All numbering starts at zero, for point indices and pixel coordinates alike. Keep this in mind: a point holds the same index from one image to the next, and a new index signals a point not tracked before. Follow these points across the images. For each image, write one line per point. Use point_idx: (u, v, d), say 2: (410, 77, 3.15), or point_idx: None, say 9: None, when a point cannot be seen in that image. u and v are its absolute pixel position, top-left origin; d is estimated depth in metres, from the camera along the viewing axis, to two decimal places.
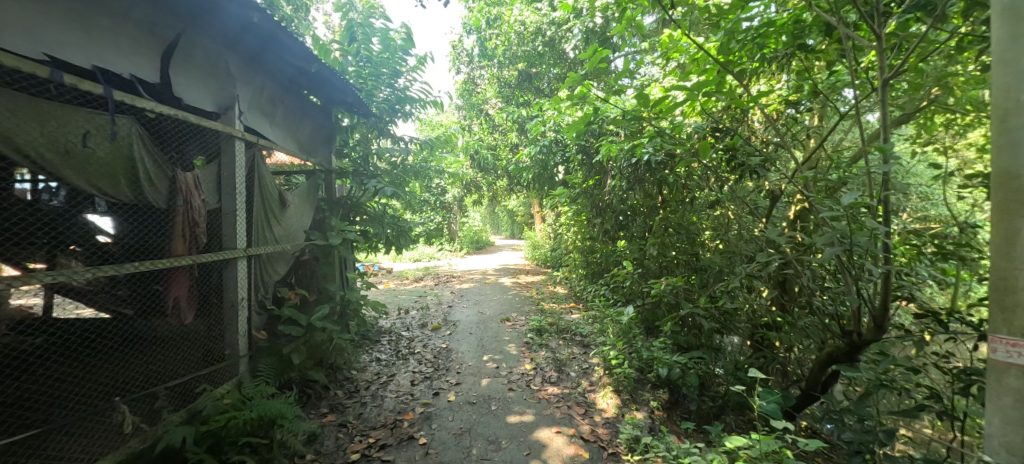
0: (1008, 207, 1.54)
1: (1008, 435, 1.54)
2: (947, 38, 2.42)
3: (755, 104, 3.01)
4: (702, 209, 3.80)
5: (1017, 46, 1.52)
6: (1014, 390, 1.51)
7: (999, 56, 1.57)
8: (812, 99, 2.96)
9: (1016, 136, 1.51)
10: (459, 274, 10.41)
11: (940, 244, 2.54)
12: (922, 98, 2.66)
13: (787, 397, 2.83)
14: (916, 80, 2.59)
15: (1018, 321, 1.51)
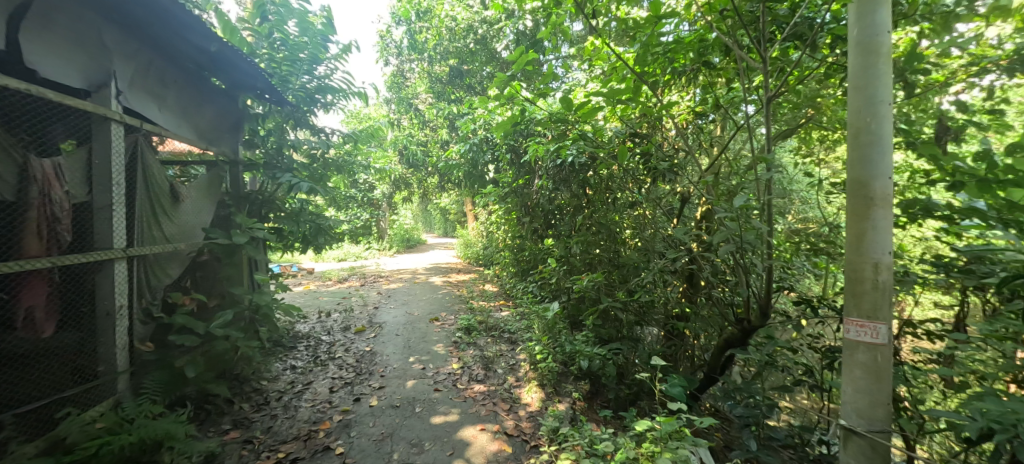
0: (858, 211, 1.80)
1: (858, 402, 1.82)
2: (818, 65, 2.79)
3: (667, 112, 3.24)
4: (624, 209, 3.86)
5: (867, 75, 1.80)
6: (863, 364, 1.79)
7: (855, 83, 1.84)
8: (715, 111, 3.25)
9: (866, 151, 1.78)
10: (386, 273, 10.03)
11: (814, 242, 2.91)
12: (802, 115, 3.04)
13: (691, 381, 3.08)
14: (797, 99, 2.95)
15: (865, 304, 1.79)
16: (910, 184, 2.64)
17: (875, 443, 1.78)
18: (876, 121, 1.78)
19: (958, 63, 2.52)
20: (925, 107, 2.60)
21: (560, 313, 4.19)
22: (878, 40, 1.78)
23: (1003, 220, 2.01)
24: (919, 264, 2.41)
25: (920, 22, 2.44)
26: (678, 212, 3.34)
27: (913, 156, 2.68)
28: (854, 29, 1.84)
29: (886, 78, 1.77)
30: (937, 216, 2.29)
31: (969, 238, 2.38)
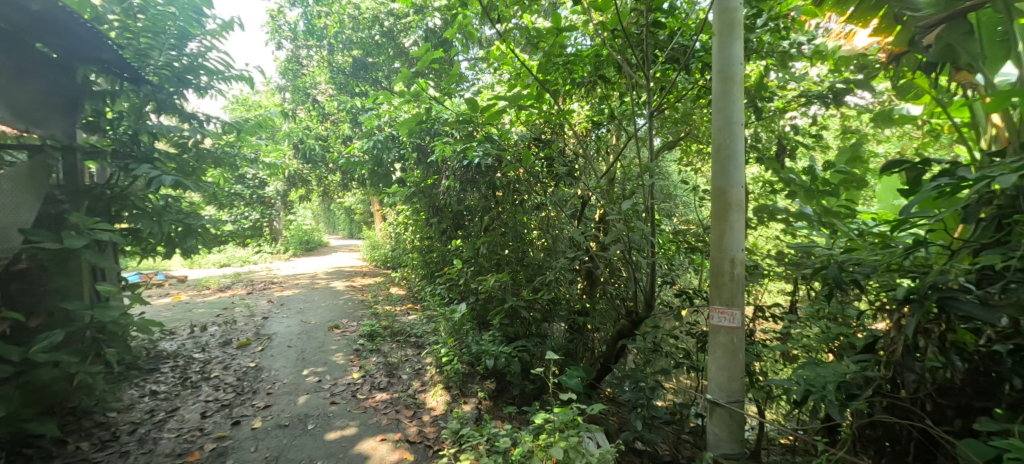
0: (719, 214, 2.07)
1: (720, 378, 2.09)
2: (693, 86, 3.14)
3: (567, 119, 3.41)
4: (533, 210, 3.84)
5: (725, 99, 2.08)
6: (723, 345, 2.06)
7: (717, 104, 2.11)
8: (610, 122, 3.49)
9: (725, 163, 2.06)
10: (279, 279, 9.14)
11: (691, 241, 3.27)
12: (681, 128, 3.40)
13: (588, 371, 3.26)
14: (677, 114, 3.29)
15: (725, 293, 2.06)
16: (763, 192, 3.09)
17: (733, 412, 2.06)
18: (732, 139, 2.06)
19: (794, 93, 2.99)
20: (772, 127, 3.05)
21: (468, 313, 4.12)
22: (733, 70, 2.06)
23: (821, 222, 2.40)
24: (767, 260, 2.83)
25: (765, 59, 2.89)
26: (579, 214, 3.51)
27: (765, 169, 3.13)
28: (717, 58, 2.11)
29: (739, 103, 2.07)
30: (779, 220, 2.71)
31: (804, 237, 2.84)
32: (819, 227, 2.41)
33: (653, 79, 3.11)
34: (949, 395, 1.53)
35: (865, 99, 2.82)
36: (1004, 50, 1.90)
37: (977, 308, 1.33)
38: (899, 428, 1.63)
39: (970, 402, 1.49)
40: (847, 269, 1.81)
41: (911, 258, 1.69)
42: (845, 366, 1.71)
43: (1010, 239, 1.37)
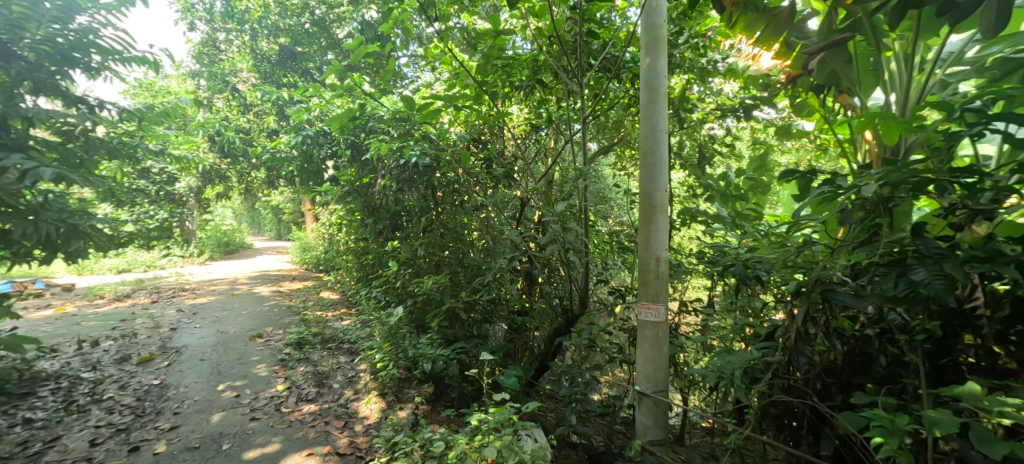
0: (646, 216, 2.22)
1: (646, 370, 2.24)
2: (624, 94, 3.31)
3: (505, 120, 3.45)
4: (473, 211, 3.84)
5: (651, 108, 2.24)
6: (650, 339, 2.21)
7: (644, 113, 2.26)
8: (548, 125, 3.59)
9: (652, 169, 2.21)
10: (194, 286, 8.38)
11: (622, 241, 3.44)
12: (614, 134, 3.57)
13: (526, 369, 3.32)
14: (611, 120, 3.46)
15: (651, 290, 2.21)
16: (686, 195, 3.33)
17: (659, 401, 2.22)
18: (657, 146, 2.22)
19: (712, 106, 3.27)
20: (693, 136, 3.29)
21: (406, 316, 4.02)
22: (658, 82, 2.23)
23: (735, 223, 2.64)
24: (688, 258, 3.05)
25: (686, 73, 3.12)
26: (519, 215, 3.55)
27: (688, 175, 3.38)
28: (644, 70, 2.27)
29: (663, 112, 2.23)
30: (700, 221, 2.93)
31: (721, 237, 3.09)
32: (731, 229, 2.65)
33: (586, 87, 3.26)
34: (834, 374, 1.74)
35: (773, 113, 3.20)
36: (874, 78, 2.23)
37: (850, 297, 1.51)
38: (794, 406, 1.83)
39: (851, 379, 1.70)
40: (749, 266, 2.01)
41: (804, 255, 1.92)
42: (751, 353, 1.89)
43: (877, 239, 1.59)
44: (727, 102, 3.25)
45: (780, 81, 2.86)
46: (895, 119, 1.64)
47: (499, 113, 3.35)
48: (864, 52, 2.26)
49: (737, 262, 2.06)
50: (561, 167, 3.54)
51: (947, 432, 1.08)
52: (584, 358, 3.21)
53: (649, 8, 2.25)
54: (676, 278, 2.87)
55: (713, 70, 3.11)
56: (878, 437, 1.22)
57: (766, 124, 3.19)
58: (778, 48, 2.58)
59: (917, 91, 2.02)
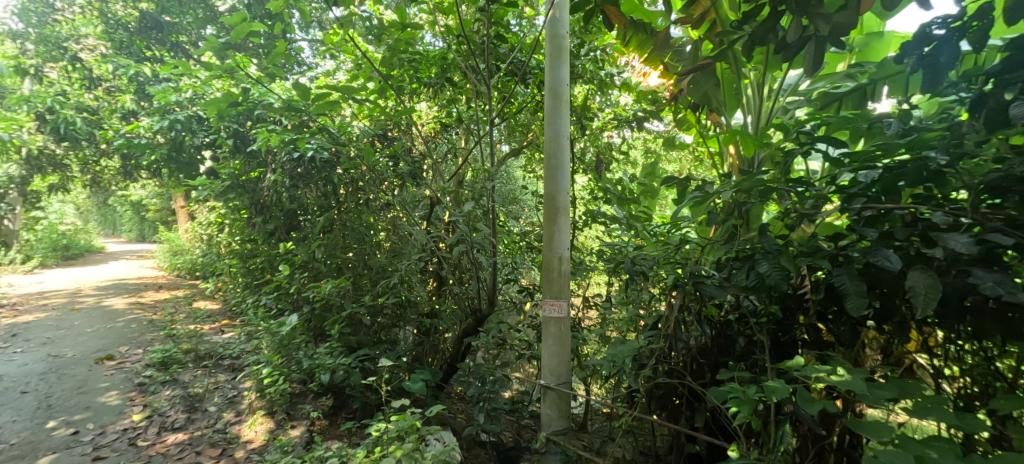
0: (550, 217, 2.35)
1: (551, 364, 2.36)
2: (531, 99, 3.44)
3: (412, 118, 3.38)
4: (381, 210, 3.62)
5: (554, 114, 2.37)
6: (554, 334, 2.34)
7: (548, 119, 2.38)
8: (457, 123, 3.61)
9: (556, 172, 2.33)
10: (20, 300, 6.91)
11: (530, 241, 3.57)
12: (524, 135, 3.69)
13: (433, 373, 3.26)
14: (519, 122, 3.57)
15: (554, 287, 2.33)
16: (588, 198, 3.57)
17: (561, 393, 2.34)
18: (559, 150, 2.35)
19: (610, 116, 3.55)
20: (596, 142, 3.48)
21: (300, 325, 3.64)
22: (561, 89, 2.37)
23: (629, 223, 2.91)
24: (590, 256, 3.27)
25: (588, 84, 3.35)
26: (428, 215, 3.50)
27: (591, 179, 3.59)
28: (548, 77, 2.39)
29: (565, 119, 2.37)
30: (600, 222, 3.17)
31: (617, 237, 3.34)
32: (625, 229, 2.90)
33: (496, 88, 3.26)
34: (705, 355, 1.99)
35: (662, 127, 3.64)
36: (736, 100, 2.61)
37: (714, 288, 1.75)
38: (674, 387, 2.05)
39: (719, 359, 1.96)
40: (637, 263, 2.21)
41: (683, 251, 2.17)
42: (639, 342, 2.08)
43: (737, 237, 1.88)
44: (622, 114, 3.53)
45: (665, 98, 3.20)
46: (750, 135, 1.97)
47: (405, 109, 3.24)
48: (729, 77, 2.64)
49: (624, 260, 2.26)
50: (470, 168, 3.57)
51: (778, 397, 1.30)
52: (496, 357, 3.23)
53: (552, 19, 2.37)
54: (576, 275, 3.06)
55: (610, 82, 3.37)
56: (734, 407, 1.42)
57: (655, 137, 3.55)
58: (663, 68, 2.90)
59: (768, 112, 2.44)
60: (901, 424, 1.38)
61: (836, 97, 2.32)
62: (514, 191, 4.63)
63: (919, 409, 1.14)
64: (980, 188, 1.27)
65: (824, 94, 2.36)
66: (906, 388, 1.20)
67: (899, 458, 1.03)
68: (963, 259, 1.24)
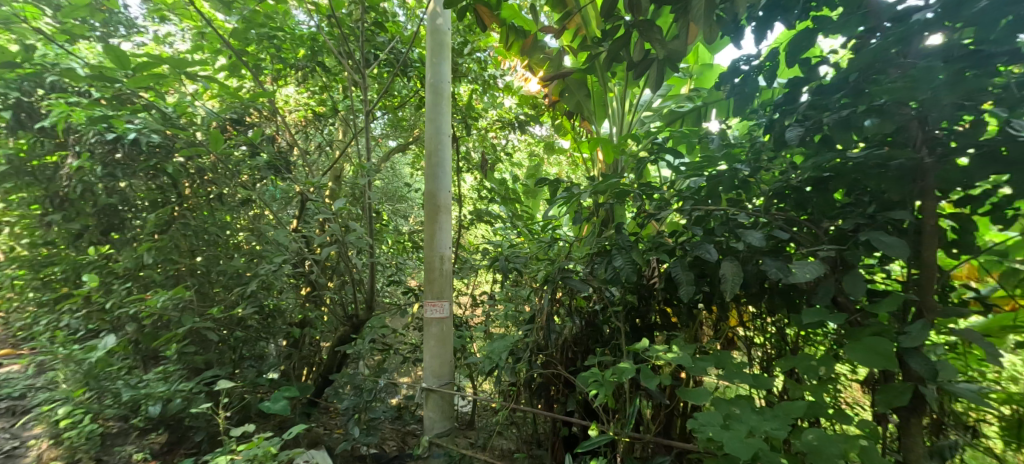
0: (431, 215, 2.34)
1: (433, 366, 2.33)
2: (413, 93, 3.28)
3: (274, 102, 3.00)
4: (240, 206, 2.84)
5: (435, 111, 2.36)
6: (435, 335, 2.32)
7: (429, 115, 2.36)
8: (332, 113, 3.32)
9: (437, 170, 2.32)
10: None
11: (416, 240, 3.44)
12: (410, 128, 3.53)
13: (301, 388, 2.91)
14: (401, 117, 3.47)
15: (436, 287, 2.32)
16: (475, 198, 3.60)
17: (444, 394, 2.32)
18: (440, 149, 2.34)
19: (495, 118, 3.66)
20: (480, 141, 3.50)
21: (119, 349, 2.50)
22: (442, 87, 2.36)
23: (512, 221, 3.06)
24: (475, 254, 3.28)
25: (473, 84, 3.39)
26: (299, 212, 3.11)
27: (477, 178, 3.58)
28: (429, 73, 2.37)
29: (446, 117, 2.37)
30: (486, 220, 3.21)
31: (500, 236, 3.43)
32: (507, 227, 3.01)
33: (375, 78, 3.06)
34: (573, 344, 2.15)
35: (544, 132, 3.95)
36: (603, 110, 2.93)
37: (577, 282, 1.93)
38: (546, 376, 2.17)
39: (592, 346, 2.13)
40: (510, 261, 2.33)
41: (554, 248, 2.32)
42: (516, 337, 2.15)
43: (601, 233, 2.10)
44: (504, 116, 3.65)
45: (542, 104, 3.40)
46: (610, 143, 2.30)
47: (263, 92, 2.75)
48: (598, 90, 2.94)
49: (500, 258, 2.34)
50: (347, 161, 3.30)
51: (625, 378, 1.47)
52: (380, 362, 3.02)
53: (434, 13, 2.38)
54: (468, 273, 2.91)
55: (493, 84, 3.44)
56: (595, 389, 1.57)
57: (539, 140, 3.82)
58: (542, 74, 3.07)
59: (629, 123, 2.82)
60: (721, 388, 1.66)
61: (680, 115, 2.64)
62: (394, 190, 4.42)
63: (728, 374, 1.39)
64: (770, 194, 1.61)
65: (671, 111, 2.68)
66: (721, 358, 1.45)
67: (711, 418, 1.25)
68: (759, 250, 1.55)
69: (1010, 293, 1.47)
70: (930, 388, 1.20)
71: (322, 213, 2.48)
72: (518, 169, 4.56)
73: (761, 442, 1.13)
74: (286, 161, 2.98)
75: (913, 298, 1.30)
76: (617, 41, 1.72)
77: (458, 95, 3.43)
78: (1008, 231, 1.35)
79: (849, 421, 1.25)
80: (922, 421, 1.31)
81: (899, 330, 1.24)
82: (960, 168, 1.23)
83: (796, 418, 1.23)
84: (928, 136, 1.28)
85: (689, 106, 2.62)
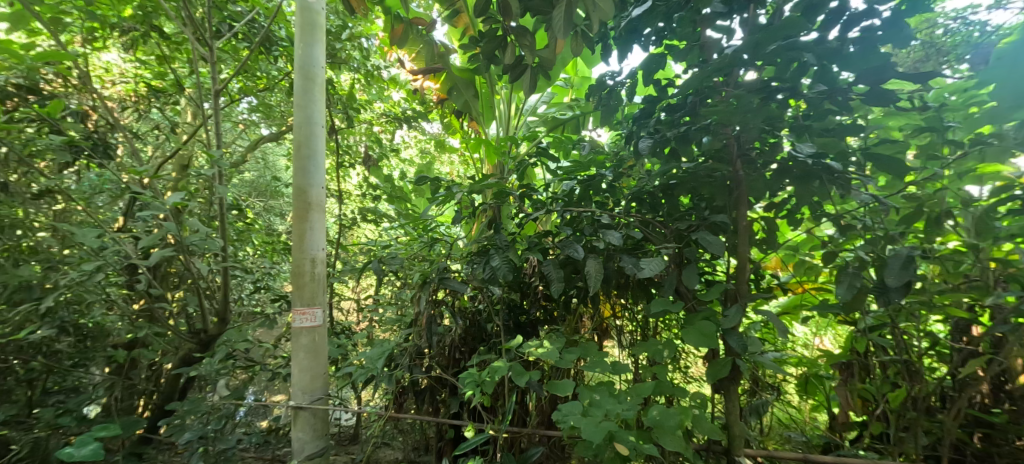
0: (299, 214, 1.87)
1: (301, 380, 1.86)
2: (279, 74, 2.89)
3: (85, 68, 2.37)
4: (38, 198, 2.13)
5: (305, 97, 1.90)
6: (305, 346, 1.86)
7: (298, 101, 1.89)
8: (172, 89, 2.77)
9: (308, 162, 1.88)
10: None
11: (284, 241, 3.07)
12: (279, 115, 3.12)
13: (128, 425, 2.24)
14: (265, 101, 3.04)
15: (306, 294, 1.86)
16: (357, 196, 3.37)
17: (317, 411, 1.86)
18: (312, 138, 1.89)
19: (379, 111, 3.46)
20: (364, 134, 3.28)
21: None
22: (315, 71, 1.92)
23: (398, 219, 2.91)
24: (355, 256, 3.05)
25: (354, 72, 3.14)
26: (123, 208, 2.51)
27: (361, 173, 3.35)
28: (297, 53, 1.91)
29: (319, 104, 1.92)
30: (370, 219, 3.00)
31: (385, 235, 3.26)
32: (392, 225, 2.87)
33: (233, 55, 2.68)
34: (459, 345, 2.13)
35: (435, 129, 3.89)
36: (490, 111, 3.01)
37: (456, 283, 1.92)
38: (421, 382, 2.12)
39: (477, 344, 2.14)
40: (385, 262, 2.14)
41: (437, 248, 2.27)
42: (393, 342, 2.07)
43: (485, 233, 2.11)
44: (390, 111, 3.48)
45: (431, 101, 3.36)
46: (492, 144, 2.37)
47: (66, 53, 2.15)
48: (486, 91, 3.01)
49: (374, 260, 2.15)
50: (195, 148, 2.78)
51: (494, 380, 1.52)
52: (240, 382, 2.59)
53: None
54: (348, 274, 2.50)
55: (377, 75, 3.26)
56: (468, 390, 1.60)
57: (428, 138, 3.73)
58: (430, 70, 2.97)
59: (515, 125, 2.95)
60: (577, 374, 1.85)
61: (561, 122, 2.82)
62: (261, 186, 3.91)
63: (590, 364, 1.52)
64: (630, 198, 1.80)
65: (553, 118, 2.85)
66: (586, 349, 1.58)
67: (572, 408, 1.37)
68: (618, 249, 1.72)
69: (798, 279, 1.85)
70: (742, 361, 1.46)
71: (152, 202, 1.96)
72: (406, 165, 4.39)
73: (611, 425, 1.28)
74: (108, 142, 2.42)
75: (731, 286, 1.57)
76: (491, 41, 1.73)
77: (338, 84, 3.19)
78: (795, 229, 1.70)
79: (683, 394, 1.47)
80: (738, 387, 1.59)
81: (720, 314, 1.49)
82: (762, 179, 1.53)
83: (642, 398, 1.40)
84: (742, 153, 1.56)
85: (570, 114, 2.79)
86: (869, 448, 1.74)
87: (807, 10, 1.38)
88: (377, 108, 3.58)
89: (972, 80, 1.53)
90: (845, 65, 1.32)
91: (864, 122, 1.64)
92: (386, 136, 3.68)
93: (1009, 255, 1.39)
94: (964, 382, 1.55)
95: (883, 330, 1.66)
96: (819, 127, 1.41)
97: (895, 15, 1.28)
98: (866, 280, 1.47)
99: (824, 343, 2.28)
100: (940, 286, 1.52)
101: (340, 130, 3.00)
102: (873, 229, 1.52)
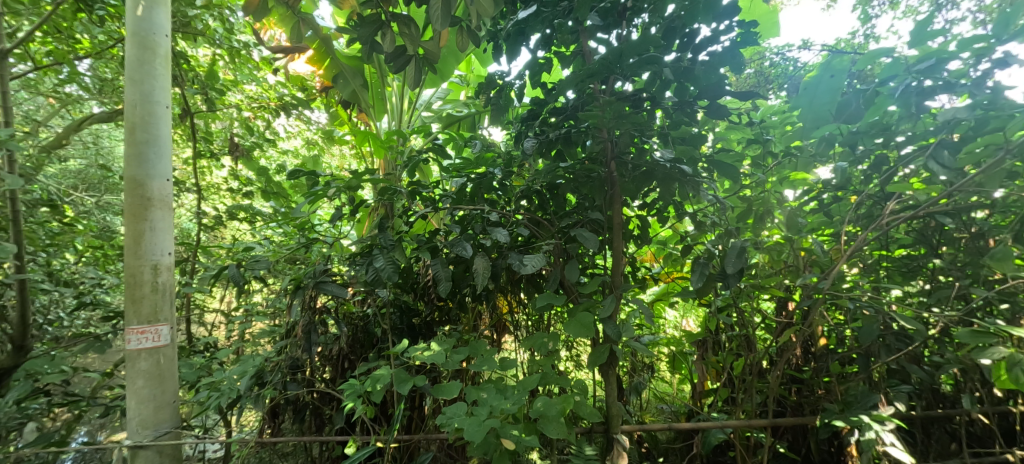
0: (132, 211, 1.56)
1: (141, 413, 1.56)
2: (107, 41, 2.38)
3: None
4: None
5: (141, 70, 1.59)
6: (144, 372, 1.56)
7: (130, 75, 1.58)
8: None
9: (143, 148, 1.57)
10: None
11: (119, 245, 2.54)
12: (109, 92, 2.57)
13: None
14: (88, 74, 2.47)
15: (144, 309, 1.56)
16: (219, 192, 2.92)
17: (164, 447, 1.57)
18: (152, 121, 1.59)
19: (250, 94, 3.06)
20: (232, 119, 2.85)
21: None
22: (154, 40, 1.61)
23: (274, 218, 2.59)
24: (218, 260, 2.64)
25: (215, 48, 2.72)
26: None
27: (230, 165, 2.93)
28: (130, 16, 1.59)
29: (163, 81, 1.63)
30: (239, 218, 2.63)
31: (261, 235, 2.90)
32: (269, 224, 2.56)
33: (36, 9, 2.12)
34: (346, 354, 1.98)
35: (322, 119, 3.60)
36: (381, 104, 2.86)
37: (336, 288, 1.78)
38: (301, 397, 1.93)
39: (366, 352, 2.00)
40: (245, 266, 1.80)
41: (319, 248, 2.08)
42: (261, 358, 1.84)
43: (372, 233, 1.98)
44: (264, 94, 3.10)
45: (314, 88, 3.12)
46: (378, 138, 2.24)
47: None
48: (376, 82, 2.86)
49: (235, 264, 1.87)
50: None
51: (378, 391, 1.45)
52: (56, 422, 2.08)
53: None
54: (202, 283, 2.07)
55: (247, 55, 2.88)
56: (348, 403, 1.50)
57: (314, 127, 3.41)
58: (312, 52, 2.76)
59: (408, 119, 2.85)
60: (467, 375, 1.83)
61: (457, 119, 2.73)
62: (93, 177, 3.21)
63: (478, 363, 1.54)
64: (518, 196, 1.85)
65: (450, 115, 2.77)
66: (474, 348, 1.59)
67: (457, 409, 1.39)
68: (506, 247, 1.76)
69: (667, 270, 2.11)
70: (617, 347, 1.59)
71: None
72: (287, 160, 3.96)
73: (493, 423, 1.32)
74: None
75: (608, 279, 1.69)
76: (368, 24, 1.59)
77: (194, 59, 2.73)
78: (662, 225, 1.90)
79: (567, 383, 1.56)
80: (616, 370, 1.73)
81: (598, 305, 1.60)
82: (633, 181, 1.68)
83: (528, 391, 1.45)
84: (616, 157, 1.68)
85: (465, 112, 2.70)
86: (720, 411, 2.04)
87: (666, 32, 1.54)
88: (249, 92, 3.17)
89: (787, 104, 1.86)
90: (694, 83, 1.52)
91: (712, 134, 1.90)
92: (262, 123, 3.29)
93: (811, 244, 1.72)
94: (784, 348, 1.90)
95: (728, 311, 1.95)
96: (676, 135, 1.59)
97: (732, 45, 1.48)
98: (713, 269, 1.71)
99: (689, 324, 2.61)
100: (768, 271, 1.83)
101: (197, 113, 2.58)
102: (719, 225, 1.78)
